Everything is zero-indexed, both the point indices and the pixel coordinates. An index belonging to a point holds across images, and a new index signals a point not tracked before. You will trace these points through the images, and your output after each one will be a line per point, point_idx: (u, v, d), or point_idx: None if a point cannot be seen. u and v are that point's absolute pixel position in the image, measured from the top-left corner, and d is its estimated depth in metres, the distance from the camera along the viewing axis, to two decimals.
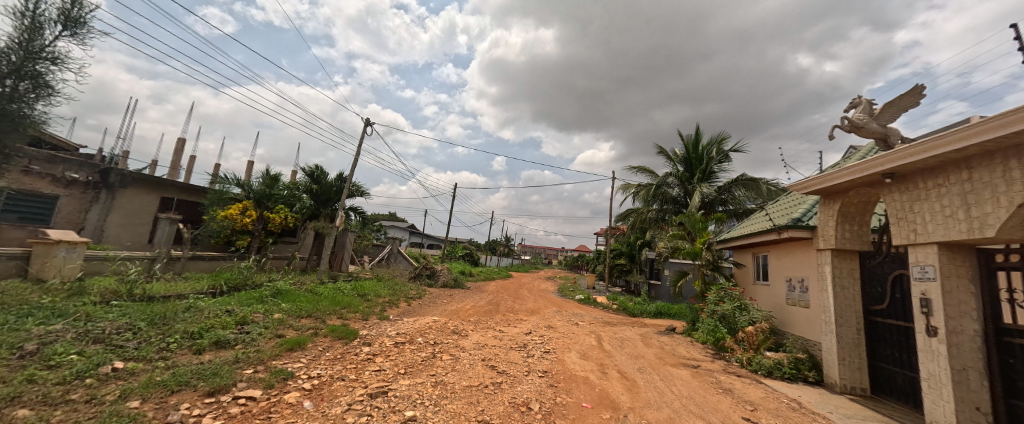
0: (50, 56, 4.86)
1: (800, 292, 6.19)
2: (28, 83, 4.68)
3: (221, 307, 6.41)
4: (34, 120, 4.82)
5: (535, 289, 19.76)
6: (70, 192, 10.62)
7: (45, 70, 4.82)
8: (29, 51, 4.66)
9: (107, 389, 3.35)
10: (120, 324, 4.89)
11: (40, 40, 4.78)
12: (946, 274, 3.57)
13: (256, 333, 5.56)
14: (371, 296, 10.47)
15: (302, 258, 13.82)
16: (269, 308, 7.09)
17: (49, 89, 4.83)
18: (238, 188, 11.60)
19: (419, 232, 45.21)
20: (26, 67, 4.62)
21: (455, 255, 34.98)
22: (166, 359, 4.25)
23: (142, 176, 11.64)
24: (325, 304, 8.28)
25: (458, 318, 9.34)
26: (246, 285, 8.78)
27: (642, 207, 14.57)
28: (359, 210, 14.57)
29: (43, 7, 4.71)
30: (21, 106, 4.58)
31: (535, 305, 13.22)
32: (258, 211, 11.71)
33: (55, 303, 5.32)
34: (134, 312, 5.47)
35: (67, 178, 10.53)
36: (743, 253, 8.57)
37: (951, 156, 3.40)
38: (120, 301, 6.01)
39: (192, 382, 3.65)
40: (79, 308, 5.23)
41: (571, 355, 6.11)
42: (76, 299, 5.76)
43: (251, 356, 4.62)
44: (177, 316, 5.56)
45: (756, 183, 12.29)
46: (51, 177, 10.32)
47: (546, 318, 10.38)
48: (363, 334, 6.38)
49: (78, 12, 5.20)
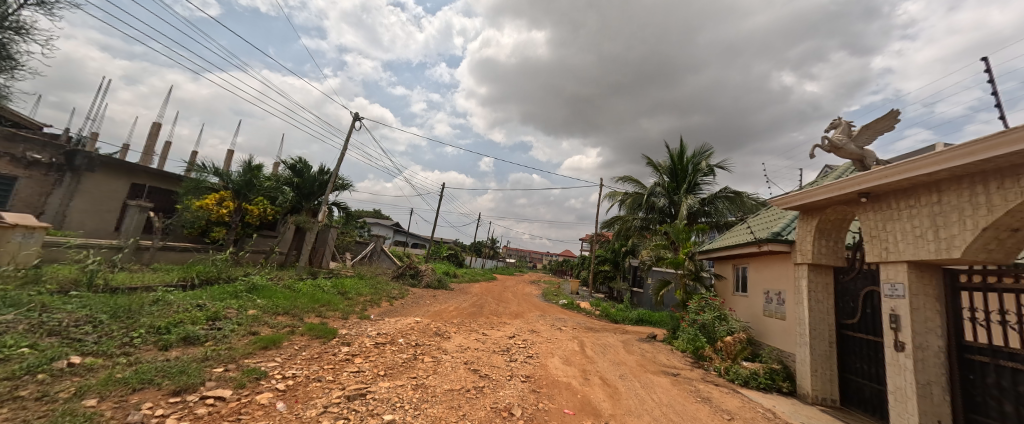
0: None
1: (777, 304, 6.38)
2: None
3: (192, 301, 6.14)
4: None
5: (518, 292, 19.80)
6: (30, 173, 10.09)
7: None
8: None
9: (61, 386, 3.13)
10: (80, 316, 4.60)
11: None
12: (915, 291, 3.73)
13: (228, 330, 5.32)
14: (351, 294, 10.24)
15: (280, 252, 13.34)
16: (243, 304, 6.82)
17: None
18: (216, 177, 11.18)
19: (404, 230, 44.56)
20: None
21: (439, 255, 34.64)
22: (129, 355, 4.01)
23: (111, 160, 11.08)
24: (303, 301, 8.03)
25: (441, 320, 9.21)
26: (219, 278, 8.44)
27: (627, 214, 14.72)
28: (343, 205, 14.30)
29: None
30: None
31: (518, 309, 13.19)
32: (236, 202, 11.29)
33: (8, 291, 4.99)
34: (96, 303, 5.16)
35: (29, 158, 10.01)
36: (723, 264, 8.79)
37: (921, 179, 3.58)
38: (80, 292, 5.66)
39: (156, 380, 3.45)
40: (35, 298, 4.89)
41: (554, 360, 6.11)
42: (31, 288, 5.40)
43: (222, 354, 4.41)
44: (144, 309, 5.27)
45: (740, 198, 12.74)
46: (11, 157, 9.85)
47: (529, 322, 10.36)
48: (342, 333, 6.21)
49: None
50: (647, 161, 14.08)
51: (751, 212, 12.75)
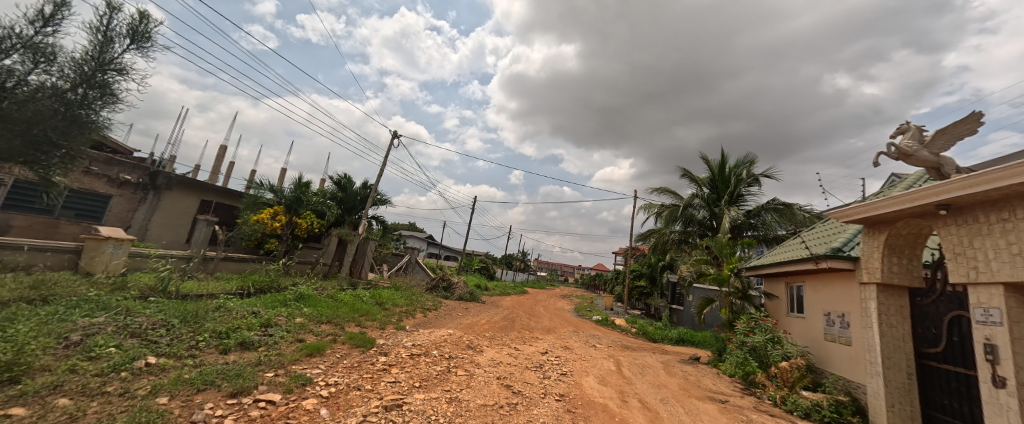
0: (117, 67, 5.65)
1: (841, 328, 5.78)
2: (98, 92, 5.43)
3: (248, 308, 6.63)
4: (99, 124, 5.56)
5: (550, 306, 19.48)
6: (121, 192, 11.29)
7: (112, 79, 5.59)
8: (101, 63, 5.46)
9: (139, 383, 3.48)
10: (156, 320, 5.12)
11: (110, 52, 5.57)
12: (1016, 319, 3.23)
13: (278, 336, 5.68)
14: (388, 305, 10.57)
15: (324, 263, 14.13)
16: (292, 312, 7.28)
17: (113, 96, 5.59)
18: (271, 193, 12.15)
19: (437, 243, 45.58)
20: (97, 77, 5.39)
21: (471, 267, 35.08)
22: (194, 357, 4.38)
23: (186, 180, 12.39)
24: (344, 310, 8.41)
25: (473, 332, 9.25)
26: (271, 287, 9.06)
27: (663, 227, 14.11)
28: (381, 219, 14.95)
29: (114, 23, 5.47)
30: (88, 112, 5.33)
31: (551, 324, 12.94)
32: (287, 216, 12.22)
33: (101, 296, 5.68)
34: (169, 309, 5.73)
35: (121, 179, 11.18)
36: (774, 282, 8.14)
37: (1016, 189, 3.13)
38: (156, 298, 6.32)
39: (217, 382, 3.73)
40: (121, 303, 5.53)
41: (589, 379, 5.90)
42: (118, 293, 6.11)
43: (273, 359, 4.70)
44: (208, 315, 5.78)
45: (789, 210, 11.83)
46: (106, 178, 11.01)
47: (562, 338, 10.12)
48: (380, 343, 6.40)
49: (144, 27, 5.85)
50: (685, 172, 13.52)
51: (803, 225, 11.76)
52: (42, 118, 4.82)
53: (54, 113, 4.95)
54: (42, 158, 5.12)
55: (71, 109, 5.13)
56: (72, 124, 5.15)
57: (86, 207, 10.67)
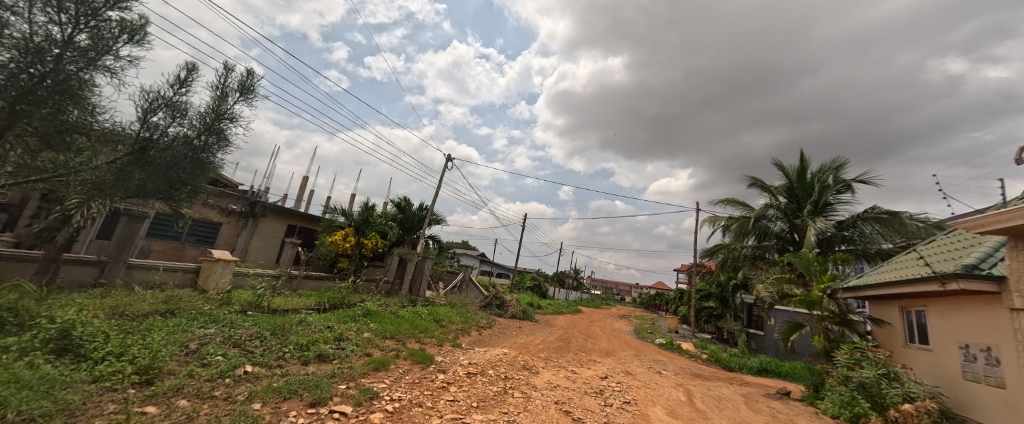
0: (230, 116, 6.76)
1: (987, 365, 4.65)
2: (216, 138, 6.52)
3: (324, 322, 7.25)
4: (215, 164, 6.65)
5: (608, 327, 18.53)
6: (229, 220, 13.14)
7: (226, 127, 6.68)
8: (219, 113, 6.58)
9: (239, 389, 3.93)
10: (252, 332, 5.82)
11: (226, 105, 6.71)
12: None
13: (349, 350, 6.10)
14: (445, 322, 10.88)
15: (388, 281, 15.05)
16: (360, 327, 7.81)
17: (227, 141, 6.67)
18: (343, 217, 13.38)
19: (490, 261, 46.27)
20: (215, 125, 6.48)
21: (523, 285, 34.95)
22: (281, 367, 4.86)
23: (276, 207, 14.14)
24: (406, 326, 8.82)
25: (527, 352, 9.09)
26: (343, 303, 9.85)
27: (733, 242, 12.84)
28: (436, 238, 15.64)
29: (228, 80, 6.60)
30: (208, 155, 6.42)
31: (610, 346, 12.27)
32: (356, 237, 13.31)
33: (212, 310, 6.63)
34: (262, 322, 6.49)
35: (229, 208, 13.10)
36: (884, 306, 6.88)
37: None
38: (252, 312, 7.21)
39: (299, 391, 4.08)
40: (226, 316, 6.39)
41: (657, 410, 5.41)
42: (225, 307, 7.09)
43: (345, 372, 5.04)
44: (292, 328, 6.42)
45: (896, 220, 10.08)
46: (219, 208, 12.94)
47: (623, 362, 9.52)
48: (438, 360, 6.56)
49: (250, 81, 6.97)
50: (756, 181, 12.29)
51: (916, 237, 9.92)
52: (176, 161, 5.92)
53: (185, 158, 6.07)
54: (175, 194, 6.27)
55: (197, 153, 6.23)
56: (196, 165, 6.24)
57: (204, 233, 12.65)
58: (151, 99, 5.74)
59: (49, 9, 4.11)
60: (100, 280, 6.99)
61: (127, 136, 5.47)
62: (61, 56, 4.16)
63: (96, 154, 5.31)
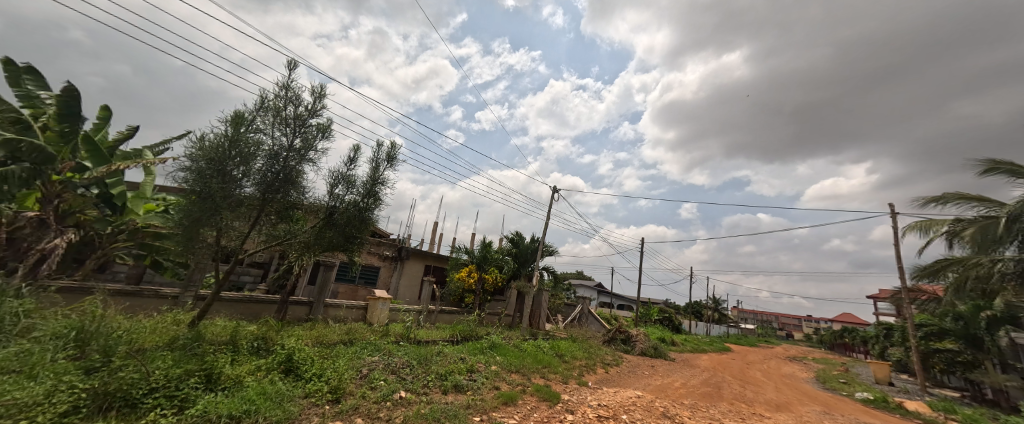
0: (382, 181, 8.37)
1: None
2: (373, 200, 8.10)
3: (458, 354, 7.82)
4: (373, 220, 8.24)
5: (771, 371, 14.86)
6: (384, 263, 15.75)
7: (380, 189, 8.25)
8: (375, 180, 8.18)
9: (396, 413, 4.46)
10: (404, 360, 6.68)
11: (379, 172, 8.37)
12: None
13: (481, 381, 6.37)
14: (569, 357, 10.47)
15: (509, 314, 15.60)
16: (489, 359, 8.15)
17: (380, 200, 8.21)
18: (467, 255, 14.72)
19: (608, 291, 43.62)
20: (372, 189, 8.06)
21: (650, 318, 31.52)
22: (426, 394, 5.37)
23: (416, 250, 16.53)
24: (530, 360, 8.81)
25: (666, 396, 7.91)
26: (473, 335, 10.53)
27: (975, 255, 9.01)
28: (551, 269, 15.60)
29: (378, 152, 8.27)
30: (368, 213, 8.02)
31: (778, 396, 9.72)
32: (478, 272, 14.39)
33: (376, 340, 7.94)
34: (410, 351, 7.41)
35: (383, 254, 15.73)
36: None
37: None
38: (404, 342, 8.34)
39: (442, 419, 4.37)
40: (385, 345, 7.56)
41: None
42: (385, 338, 8.40)
43: (479, 403, 5.23)
44: (433, 358, 7.12)
45: None
46: (377, 254, 15.64)
47: (803, 419, 7.35)
48: (566, 399, 6.24)
49: (394, 151, 8.57)
50: (998, 165, 8.59)
51: None
52: (349, 221, 7.73)
53: (353, 219, 7.81)
54: (349, 247, 8.06)
55: (360, 213, 7.87)
56: (360, 223, 7.90)
57: (368, 276, 15.43)
58: (333, 177, 7.69)
59: (282, 127, 6.83)
60: (309, 316, 9.20)
61: (320, 206, 7.54)
62: (286, 159, 6.82)
63: (305, 221, 7.63)
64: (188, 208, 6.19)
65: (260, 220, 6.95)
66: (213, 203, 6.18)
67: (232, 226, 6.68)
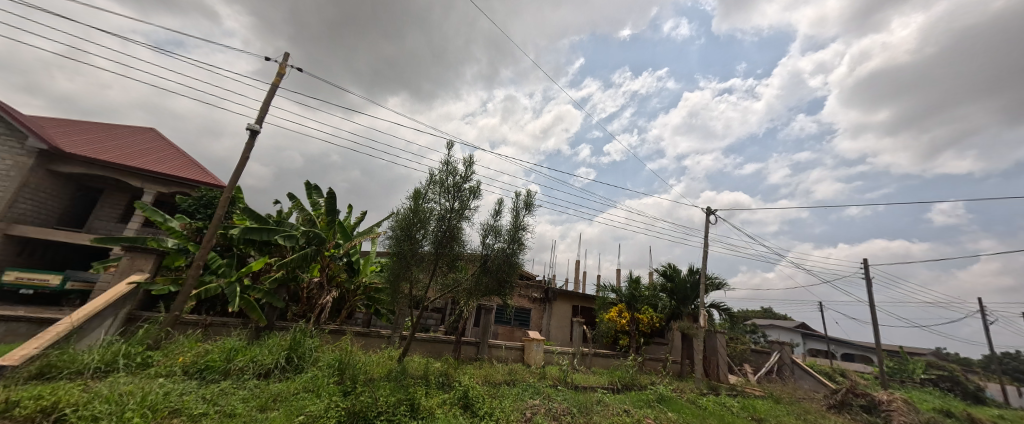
0: (523, 227, 9.15)
1: None
2: (517, 245, 8.96)
3: (620, 404, 7.26)
4: (519, 264, 9.05)
5: None
6: (535, 306, 16.52)
7: (522, 235, 9.06)
8: (517, 227, 9.05)
9: None
10: (564, 407, 6.64)
11: (520, 220, 9.20)
12: None
13: None
14: (767, 421, 8.24)
15: (676, 361, 13.50)
16: (657, 414, 7.23)
17: (523, 245, 9.01)
18: (614, 293, 13.99)
19: (818, 333, 32.95)
20: (516, 236, 8.95)
21: (908, 373, 21.73)
22: None
23: (562, 291, 16.79)
24: (711, 421, 7.36)
25: None
26: (635, 384, 9.60)
27: None
28: (721, 307, 13.37)
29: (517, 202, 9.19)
30: (515, 258, 8.91)
31: None
32: (630, 312, 13.27)
33: (536, 382, 8.23)
34: (569, 397, 7.34)
35: (533, 296, 16.59)
36: None
37: None
38: (563, 387, 8.32)
39: None
40: (545, 389, 7.75)
41: None
42: (543, 380, 8.60)
43: None
44: (594, 407, 6.83)
45: None
46: (527, 297, 16.62)
47: None
48: None
49: (530, 198, 9.35)
50: None
51: None
52: (500, 266, 8.71)
53: (503, 265, 8.76)
54: (503, 290, 8.96)
55: (508, 259, 8.81)
56: (509, 267, 8.80)
57: (522, 318, 16.41)
58: (485, 230, 8.90)
59: (446, 196, 8.45)
60: (477, 355, 10.37)
61: (478, 256, 8.75)
62: (450, 220, 8.30)
63: (466, 269, 8.78)
64: (393, 268, 8.29)
65: (435, 272, 8.45)
66: (406, 261, 8.16)
67: (419, 278, 8.41)
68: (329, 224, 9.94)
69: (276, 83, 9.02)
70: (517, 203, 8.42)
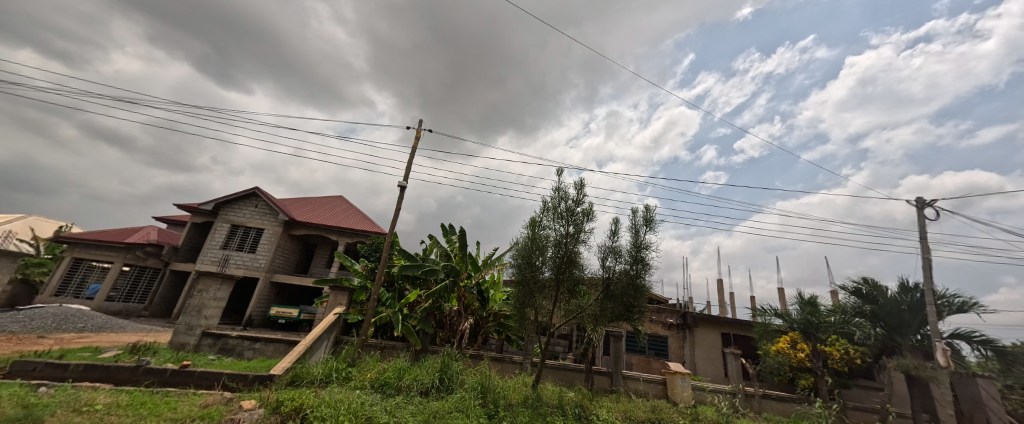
0: (645, 245, 8.48)
1: None
2: (640, 265, 8.36)
3: None
4: (646, 286, 8.37)
5: None
6: (672, 333, 14.77)
7: (645, 254, 8.40)
8: (639, 246, 8.46)
9: None
10: None
11: (641, 238, 8.55)
12: None
13: None
14: None
15: (902, 415, 9.64)
16: None
17: (648, 264, 8.34)
18: (780, 318, 11.35)
19: None
20: (638, 256, 8.36)
21: None
22: None
23: (705, 316, 14.60)
24: None
25: None
26: None
27: None
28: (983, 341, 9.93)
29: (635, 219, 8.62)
30: (641, 280, 8.29)
31: None
32: (810, 343, 10.35)
33: None
34: None
35: (668, 322, 14.92)
36: None
37: None
38: None
39: None
40: None
41: None
42: None
43: None
44: None
45: None
46: (661, 323, 15.05)
47: None
48: None
49: (650, 213, 8.65)
50: None
51: None
52: (625, 290, 8.19)
53: (628, 287, 8.23)
54: (631, 315, 8.34)
55: (633, 281, 8.24)
56: (636, 290, 8.21)
57: (658, 347, 14.83)
58: (604, 252, 8.55)
59: (560, 221, 8.52)
60: (612, 387, 9.67)
61: (599, 279, 8.44)
62: (567, 245, 8.30)
63: (589, 294, 8.52)
64: (519, 297, 8.58)
65: (558, 298, 8.40)
66: (530, 288, 8.40)
67: (542, 305, 8.51)
68: (462, 257, 11.32)
69: (415, 146, 11.09)
70: (636, 220, 7.89)
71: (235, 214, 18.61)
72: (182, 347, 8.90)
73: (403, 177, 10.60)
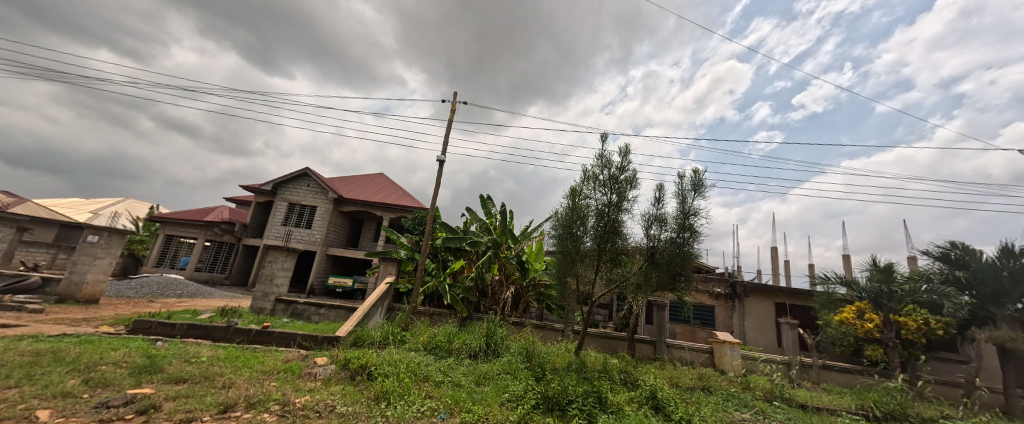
0: (694, 211, 8.03)
1: None
2: (688, 233, 7.99)
3: None
4: (693, 254, 8.03)
5: None
6: (719, 302, 14.26)
7: (693, 221, 7.97)
8: (686, 212, 8.04)
9: None
10: None
11: (688, 203, 8.10)
12: None
13: None
14: None
15: (993, 390, 8.78)
16: None
17: (696, 232, 7.94)
18: (845, 287, 10.41)
19: None
20: (686, 223, 7.96)
21: None
22: None
23: (757, 285, 13.86)
24: None
25: None
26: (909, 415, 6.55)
27: None
28: None
29: (682, 183, 8.13)
30: (688, 247, 7.97)
31: None
32: (881, 313, 9.61)
33: (740, 393, 6.99)
34: (797, 417, 5.99)
35: (715, 292, 14.37)
36: None
37: None
38: (782, 404, 6.75)
39: None
40: (755, 402, 6.52)
41: None
42: (750, 392, 7.21)
43: None
44: None
45: None
46: (707, 292, 14.52)
47: None
48: None
49: (699, 177, 8.11)
50: None
51: None
52: (671, 259, 7.93)
53: (675, 256, 7.95)
54: (677, 284, 8.12)
55: (679, 249, 7.94)
56: (683, 258, 7.91)
57: (704, 316, 14.44)
58: (648, 219, 8.23)
59: (602, 190, 8.25)
60: (656, 354, 9.64)
61: (643, 248, 8.18)
62: (609, 214, 8.06)
63: (633, 263, 8.36)
64: (560, 266, 8.58)
65: (600, 268, 8.31)
66: (571, 257, 8.34)
67: (584, 274, 8.47)
68: (505, 231, 11.46)
69: (450, 119, 11.12)
70: (684, 184, 7.45)
71: (291, 193, 20.10)
72: (260, 311, 10.02)
73: (442, 152, 10.76)
